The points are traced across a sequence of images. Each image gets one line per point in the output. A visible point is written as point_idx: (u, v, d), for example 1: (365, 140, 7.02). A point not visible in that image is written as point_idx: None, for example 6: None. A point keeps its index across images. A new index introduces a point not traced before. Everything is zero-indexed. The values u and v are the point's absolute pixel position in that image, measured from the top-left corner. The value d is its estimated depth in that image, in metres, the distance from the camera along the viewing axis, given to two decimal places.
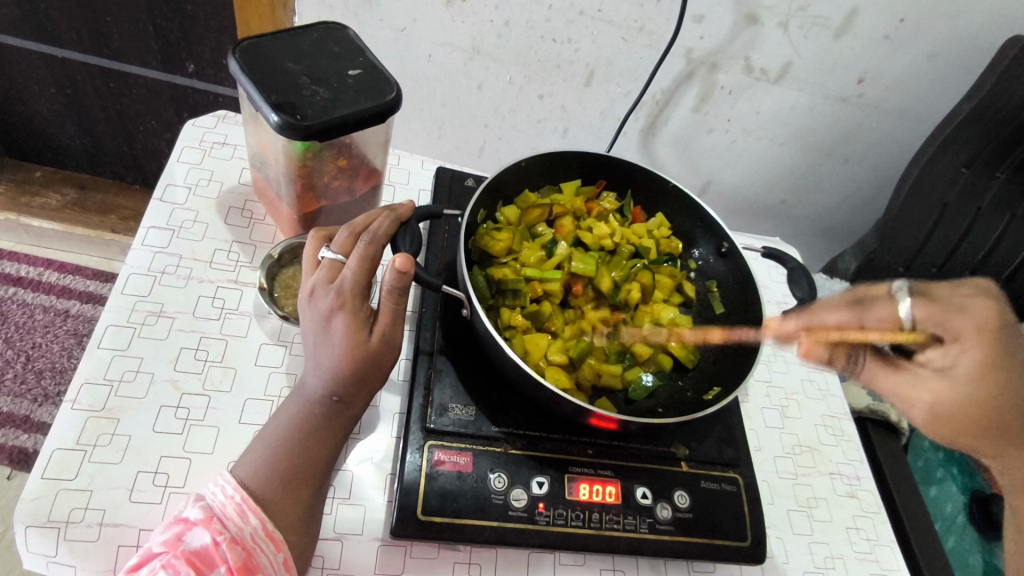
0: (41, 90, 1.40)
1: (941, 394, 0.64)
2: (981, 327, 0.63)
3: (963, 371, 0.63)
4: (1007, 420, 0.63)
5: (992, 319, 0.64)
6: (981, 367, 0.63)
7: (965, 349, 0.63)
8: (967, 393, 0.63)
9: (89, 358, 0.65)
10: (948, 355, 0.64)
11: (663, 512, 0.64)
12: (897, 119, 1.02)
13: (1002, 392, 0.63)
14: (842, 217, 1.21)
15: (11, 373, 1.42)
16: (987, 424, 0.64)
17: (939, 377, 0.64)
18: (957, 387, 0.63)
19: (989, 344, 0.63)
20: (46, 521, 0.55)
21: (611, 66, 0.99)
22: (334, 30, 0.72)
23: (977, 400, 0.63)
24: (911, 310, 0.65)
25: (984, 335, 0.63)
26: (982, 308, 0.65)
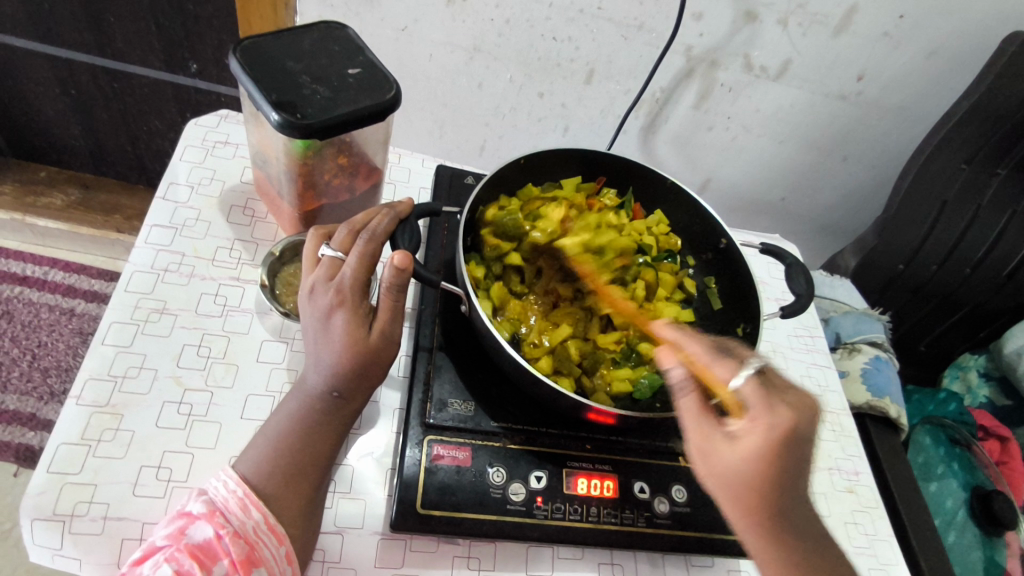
0: (45, 91, 1.41)
1: (727, 458, 0.48)
2: (779, 422, 0.46)
3: (750, 450, 0.47)
4: (761, 500, 0.48)
5: (787, 421, 0.47)
6: (771, 446, 0.46)
7: (751, 427, 0.47)
8: (774, 454, 0.46)
9: (93, 354, 0.66)
10: (751, 426, 0.47)
11: (660, 506, 0.65)
12: (897, 116, 1.02)
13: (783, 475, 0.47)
14: (842, 214, 1.21)
15: (17, 371, 1.44)
16: (754, 507, 0.48)
17: (739, 449, 0.48)
18: (732, 461, 0.48)
19: (786, 435, 0.46)
20: (51, 514, 0.56)
21: (610, 64, 0.99)
22: (334, 30, 0.73)
23: (756, 486, 0.47)
24: (745, 384, 0.48)
25: (775, 426, 0.46)
26: (783, 413, 0.47)
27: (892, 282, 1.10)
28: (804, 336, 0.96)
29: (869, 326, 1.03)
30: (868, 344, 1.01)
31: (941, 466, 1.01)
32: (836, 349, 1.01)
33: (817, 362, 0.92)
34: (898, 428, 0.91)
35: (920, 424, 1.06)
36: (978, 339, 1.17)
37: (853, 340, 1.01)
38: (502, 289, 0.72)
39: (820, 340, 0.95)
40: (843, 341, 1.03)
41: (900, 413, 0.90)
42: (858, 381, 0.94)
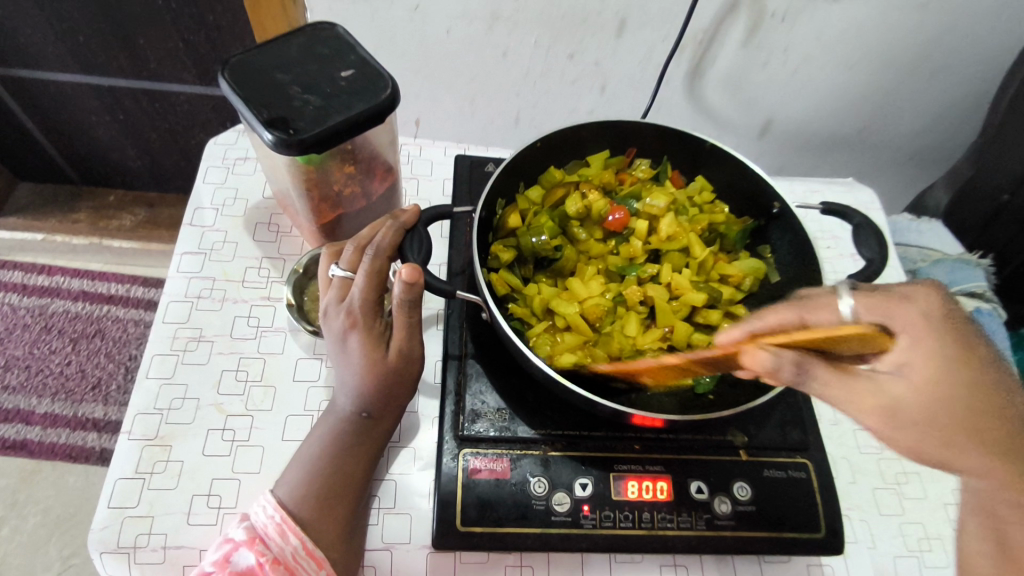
0: (99, 119, 1.47)
1: (877, 406, 0.45)
2: (916, 312, 0.46)
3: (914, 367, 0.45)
4: (989, 389, 0.45)
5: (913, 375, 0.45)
6: (943, 340, 0.44)
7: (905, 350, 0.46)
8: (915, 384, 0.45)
9: (139, 389, 0.68)
10: (915, 336, 0.45)
11: (721, 507, 0.61)
12: (991, 19, 0.87)
13: (976, 364, 0.45)
14: (929, 139, 1.08)
15: (115, 385, 1.58)
16: (983, 419, 0.44)
17: (917, 366, 0.45)
18: (900, 394, 0.45)
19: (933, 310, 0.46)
20: (117, 547, 0.60)
21: (643, 9, 0.90)
22: (322, 30, 0.67)
23: (969, 400, 0.44)
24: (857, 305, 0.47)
25: (933, 312, 0.45)
26: (918, 294, 0.47)
27: (1000, 213, 0.97)
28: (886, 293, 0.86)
29: (965, 274, 0.90)
30: (967, 295, 0.88)
31: None
32: None
33: None
34: None
35: None
36: None
37: (947, 293, 0.88)
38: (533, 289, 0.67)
39: None
40: None
41: None
42: None
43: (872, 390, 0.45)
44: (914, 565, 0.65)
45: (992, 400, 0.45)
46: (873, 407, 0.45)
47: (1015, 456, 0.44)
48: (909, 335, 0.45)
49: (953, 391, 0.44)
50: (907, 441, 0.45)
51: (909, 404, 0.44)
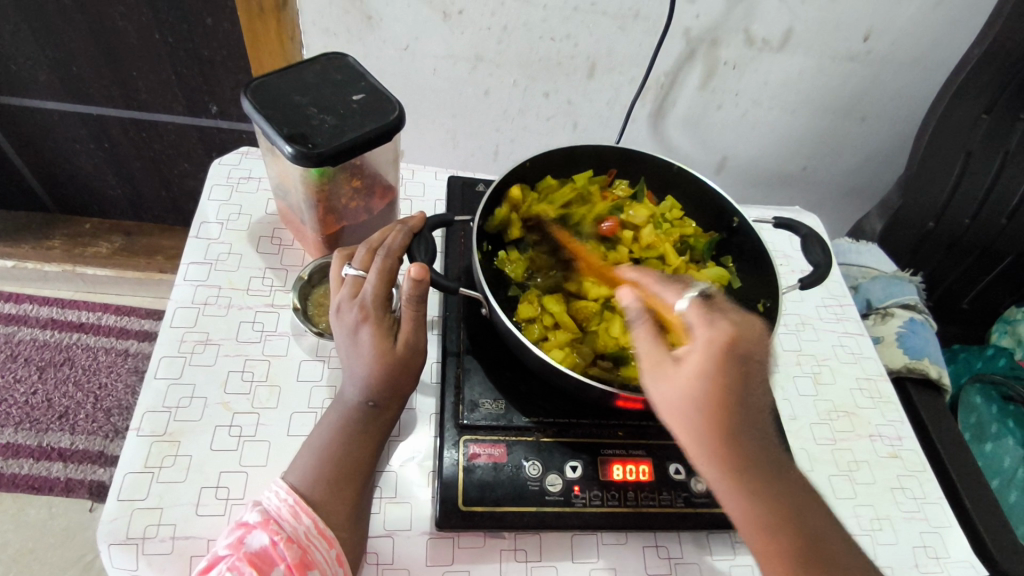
0: (82, 147, 1.50)
1: (675, 383, 0.51)
2: (718, 331, 0.50)
3: (696, 363, 0.50)
4: (737, 410, 0.50)
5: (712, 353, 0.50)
6: (712, 360, 0.49)
7: (693, 346, 0.51)
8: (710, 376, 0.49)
9: (148, 388, 0.71)
10: (695, 343, 0.51)
11: (698, 486, 0.67)
12: (910, 71, 1.01)
13: (747, 387, 0.50)
14: (864, 176, 1.22)
15: (83, 413, 1.54)
16: (717, 437, 0.50)
17: (689, 366, 0.51)
18: (682, 381, 0.51)
19: (732, 335, 0.50)
20: (125, 538, 0.61)
21: (612, 55, 1.02)
22: (335, 60, 0.75)
23: (708, 409, 0.49)
24: (689, 305, 0.53)
25: (717, 339, 0.50)
26: (726, 319, 0.51)
27: (925, 240, 1.10)
28: (833, 305, 0.96)
29: (900, 289, 1.01)
30: (902, 307, 0.99)
31: (995, 424, 1.07)
32: (868, 316, 1.00)
33: (850, 331, 0.93)
34: (940, 388, 0.90)
35: (972, 384, 1.11)
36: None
37: (885, 305, 0.99)
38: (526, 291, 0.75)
39: (850, 308, 0.95)
40: (876, 306, 1.01)
41: (941, 373, 0.90)
42: (894, 345, 0.94)
43: (679, 374, 0.51)
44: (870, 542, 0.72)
45: (733, 418, 0.50)
46: (654, 383, 0.53)
47: (750, 469, 0.50)
48: (693, 340, 0.51)
49: (703, 399, 0.50)
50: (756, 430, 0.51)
51: (679, 385, 0.51)
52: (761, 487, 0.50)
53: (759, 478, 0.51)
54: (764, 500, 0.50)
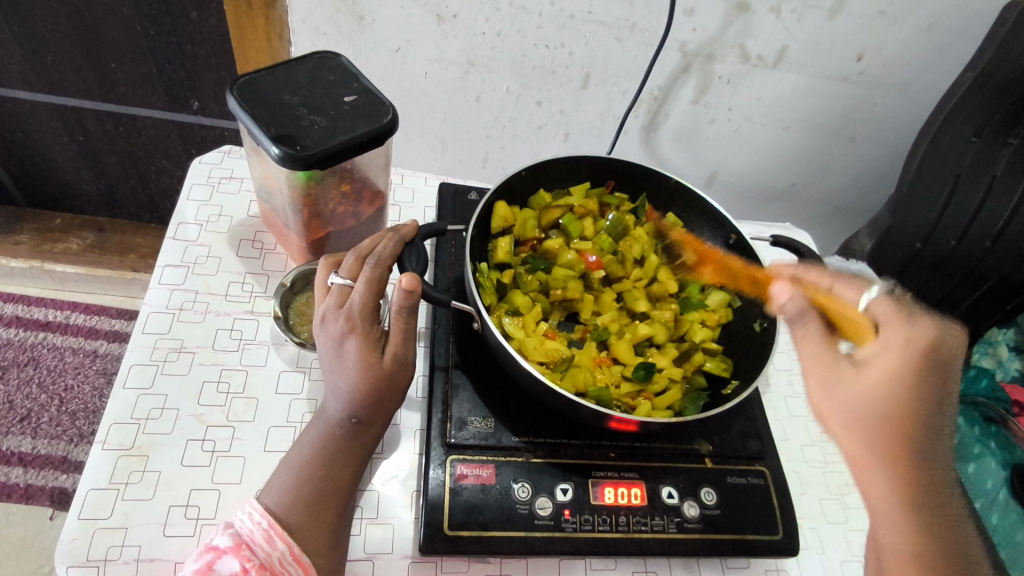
0: (54, 139, 1.44)
1: (851, 390, 0.54)
2: (920, 334, 0.55)
3: (901, 364, 0.53)
4: (914, 414, 0.52)
5: (904, 351, 0.54)
6: (907, 362, 0.53)
7: (885, 347, 0.55)
8: (902, 372, 0.53)
9: (116, 398, 0.67)
10: (888, 345, 0.55)
11: (690, 511, 0.65)
12: (901, 93, 1.01)
13: (934, 390, 0.52)
14: (853, 195, 1.22)
15: (47, 416, 1.47)
16: (894, 448, 0.52)
17: (876, 370, 0.54)
18: (865, 384, 0.53)
19: (933, 340, 0.54)
20: (85, 561, 0.57)
21: (605, 66, 1.00)
22: (328, 59, 0.72)
23: (894, 407, 0.52)
24: (881, 304, 0.59)
25: (916, 339, 0.54)
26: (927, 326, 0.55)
27: (910, 261, 1.08)
28: None
29: None
30: None
31: (977, 445, 1.07)
32: None
33: None
34: None
35: (955, 404, 1.11)
36: (1006, 313, 1.14)
37: None
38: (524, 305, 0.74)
39: None
40: None
41: None
42: None
43: (851, 376, 0.54)
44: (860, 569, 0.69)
45: (920, 434, 0.52)
46: (820, 392, 0.55)
47: (918, 486, 0.52)
48: (884, 342, 0.55)
49: (889, 400, 0.52)
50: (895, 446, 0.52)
51: (865, 383, 0.53)
52: (922, 494, 0.52)
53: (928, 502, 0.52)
54: (920, 512, 0.51)
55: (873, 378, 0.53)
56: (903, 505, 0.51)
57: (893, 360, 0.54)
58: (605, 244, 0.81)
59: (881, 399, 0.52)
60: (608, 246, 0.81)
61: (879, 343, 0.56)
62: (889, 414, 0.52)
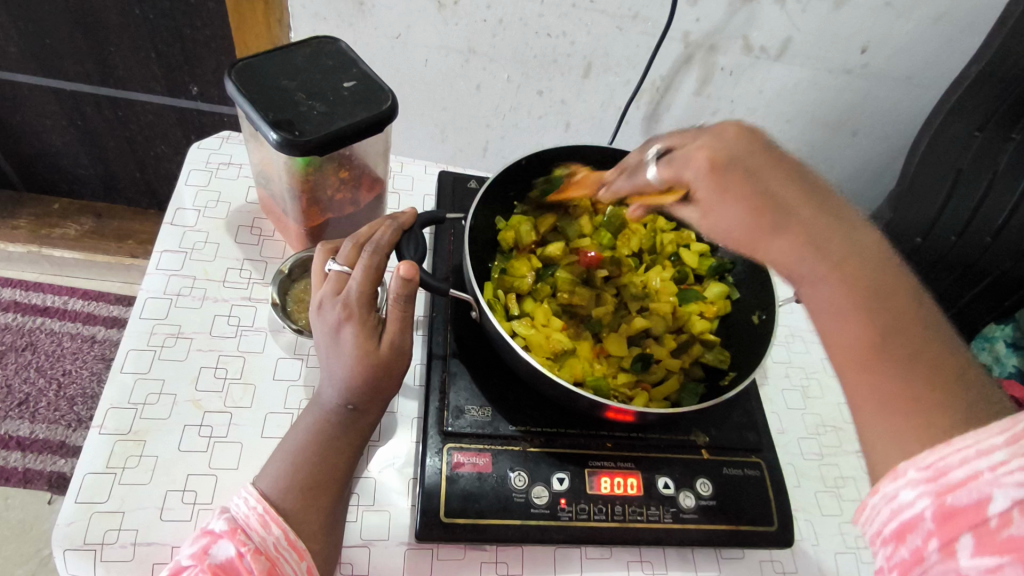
0: (53, 123, 1.43)
1: (710, 224, 0.60)
2: (705, 142, 0.59)
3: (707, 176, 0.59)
4: (774, 198, 0.56)
5: (710, 154, 0.59)
6: (716, 165, 0.58)
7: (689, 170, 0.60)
8: (721, 174, 0.58)
9: (113, 382, 0.67)
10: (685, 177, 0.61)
11: (687, 501, 0.66)
12: (905, 85, 1.01)
13: (768, 179, 0.57)
14: (854, 188, 1.21)
15: (45, 401, 1.47)
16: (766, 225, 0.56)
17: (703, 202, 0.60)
18: (711, 213, 0.59)
19: (711, 152, 0.59)
20: (82, 544, 0.57)
21: (607, 56, 0.99)
22: (326, 44, 0.71)
23: (745, 206, 0.57)
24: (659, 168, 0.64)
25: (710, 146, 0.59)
26: (724, 131, 0.60)
27: (911, 255, 1.08)
28: None
29: None
30: None
31: None
32: None
33: None
34: None
35: None
36: (1004, 309, 1.12)
37: None
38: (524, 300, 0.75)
39: None
40: None
41: None
42: None
43: (704, 212, 0.61)
44: (853, 561, 0.69)
45: (778, 209, 0.56)
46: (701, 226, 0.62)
47: (835, 255, 0.53)
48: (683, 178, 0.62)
49: (740, 208, 0.57)
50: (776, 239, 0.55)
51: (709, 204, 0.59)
52: (846, 287, 0.52)
53: (844, 268, 0.53)
54: (853, 302, 0.51)
55: (720, 211, 0.58)
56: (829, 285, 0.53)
57: (710, 173, 0.58)
58: (605, 239, 0.80)
59: (731, 207, 0.57)
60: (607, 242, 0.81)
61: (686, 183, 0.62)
62: (753, 216, 0.56)
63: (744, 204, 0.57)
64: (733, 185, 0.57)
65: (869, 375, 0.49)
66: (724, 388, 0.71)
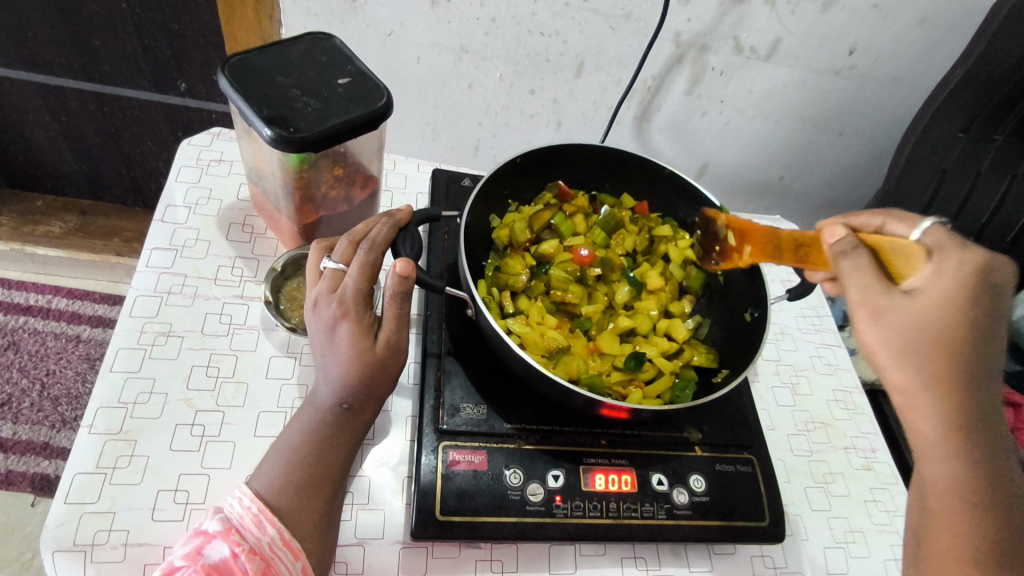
0: (37, 119, 1.41)
1: (907, 318, 0.50)
2: (967, 259, 0.51)
3: (945, 293, 0.50)
4: (965, 347, 0.50)
5: (963, 280, 0.50)
6: (956, 289, 0.50)
7: (939, 268, 0.51)
8: (952, 299, 0.50)
9: (103, 381, 0.66)
10: (942, 269, 0.51)
11: (680, 497, 0.66)
12: (891, 87, 1.02)
13: (981, 331, 0.51)
14: (841, 189, 1.23)
15: (28, 401, 1.45)
16: (941, 374, 0.50)
17: (927, 298, 0.50)
18: (908, 314, 0.50)
19: (984, 266, 0.51)
20: (72, 545, 0.56)
21: (600, 55, 1.00)
22: (321, 41, 0.71)
23: (937, 343, 0.50)
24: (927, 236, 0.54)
25: (969, 265, 0.51)
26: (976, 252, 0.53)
27: None
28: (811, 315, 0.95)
29: None
30: None
31: None
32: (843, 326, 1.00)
33: (827, 343, 0.91)
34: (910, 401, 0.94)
35: None
36: None
37: None
38: (518, 297, 0.75)
39: (827, 318, 0.94)
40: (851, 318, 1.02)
41: None
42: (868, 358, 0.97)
43: (901, 308, 0.50)
44: (841, 556, 0.70)
45: (964, 361, 0.50)
46: (879, 315, 0.51)
47: (969, 419, 0.51)
48: (933, 269, 0.51)
49: (942, 334, 0.50)
50: (926, 388, 0.51)
51: (915, 312, 0.50)
52: (973, 443, 0.51)
53: (971, 435, 0.51)
54: (966, 457, 0.52)
55: (918, 319, 0.50)
56: (944, 444, 0.52)
57: (945, 288, 0.50)
58: (598, 238, 0.82)
59: (934, 326, 0.50)
60: (600, 240, 0.82)
61: (930, 267, 0.52)
62: (934, 353, 0.50)
63: (928, 341, 0.50)
64: (957, 307, 0.50)
65: (952, 534, 0.52)
66: (715, 386, 0.72)
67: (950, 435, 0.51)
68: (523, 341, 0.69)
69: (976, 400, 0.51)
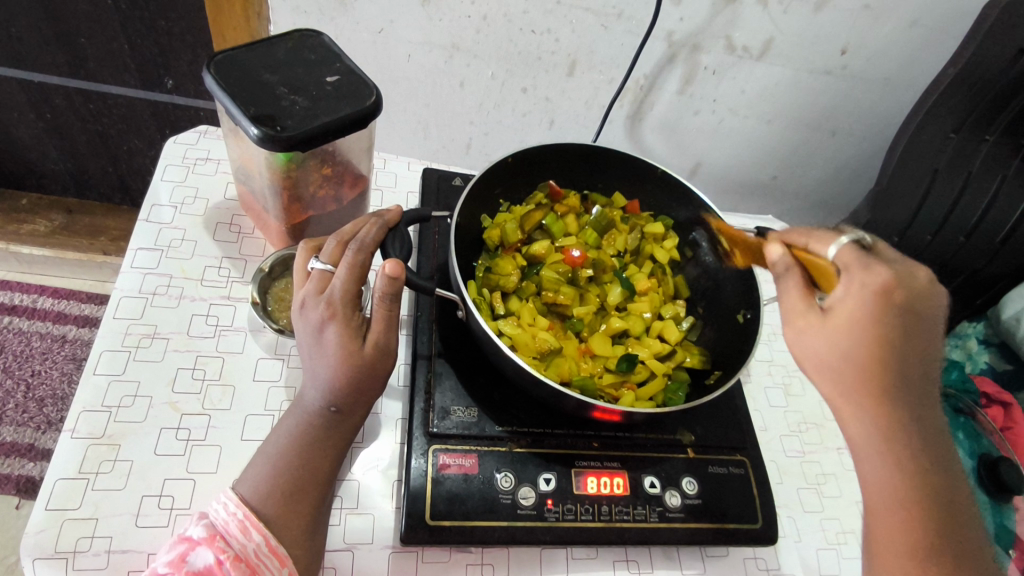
0: (21, 116, 1.38)
1: (820, 337, 0.52)
2: (879, 274, 0.51)
3: (861, 308, 0.51)
4: (892, 364, 0.50)
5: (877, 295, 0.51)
6: (869, 305, 0.51)
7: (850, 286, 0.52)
8: (866, 316, 0.51)
9: (86, 384, 0.64)
10: (853, 285, 0.52)
11: (672, 500, 0.66)
12: (883, 87, 1.02)
13: (906, 347, 0.51)
14: (833, 189, 1.23)
15: (12, 402, 1.42)
16: (869, 388, 0.51)
17: (840, 317, 0.52)
18: (823, 329, 0.52)
19: (893, 279, 0.51)
20: (53, 553, 0.55)
21: (592, 54, 0.99)
22: (309, 38, 0.70)
23: (856, 355, 0.51)
24: (842, 250, 0.55)
25: (882, 279, 0.51)
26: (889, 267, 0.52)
27: None
28: None
29: None
30: None
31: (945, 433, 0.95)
32: None
33: None
34: None
35: None
36: (976, 306, 1.14)
37: None
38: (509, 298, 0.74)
39: None
40: None
41: None
42: None
43: (820, 327, 0.52)
44: (834, 557, 0.70)
45: (892, 376, 0.51)
46: (796, 329, 0.54)
47: (904, 431, 0.51)
48: (845, 284, 0.52)
49: (860, 345, 0.50)
50: (857, 401, 0.51)
51: (829, 326, 0.52)
52: (910, 454, 0.51)
53: (912, 446, 0.51)
54: (905, 469, 0.51)
55: (831, 335, 0.52)
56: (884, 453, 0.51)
57: (855, 304, 0.51)
58: (590, 239, 0.82)
59: (847, 343, 0.51)
60: (592, 241, 0.82)
61: (844, 283, 0.52)
62: (857, 367, 0.51)
63: (852, 355, 0.51)
64: (868, 325, 0.51)
65: (890, 540, 0.52)
66: (708, 387, 0.71)
67: (888, 445, 0.51)
68: (514, 343, 0.68)
69: (911, 414, 0.51)
